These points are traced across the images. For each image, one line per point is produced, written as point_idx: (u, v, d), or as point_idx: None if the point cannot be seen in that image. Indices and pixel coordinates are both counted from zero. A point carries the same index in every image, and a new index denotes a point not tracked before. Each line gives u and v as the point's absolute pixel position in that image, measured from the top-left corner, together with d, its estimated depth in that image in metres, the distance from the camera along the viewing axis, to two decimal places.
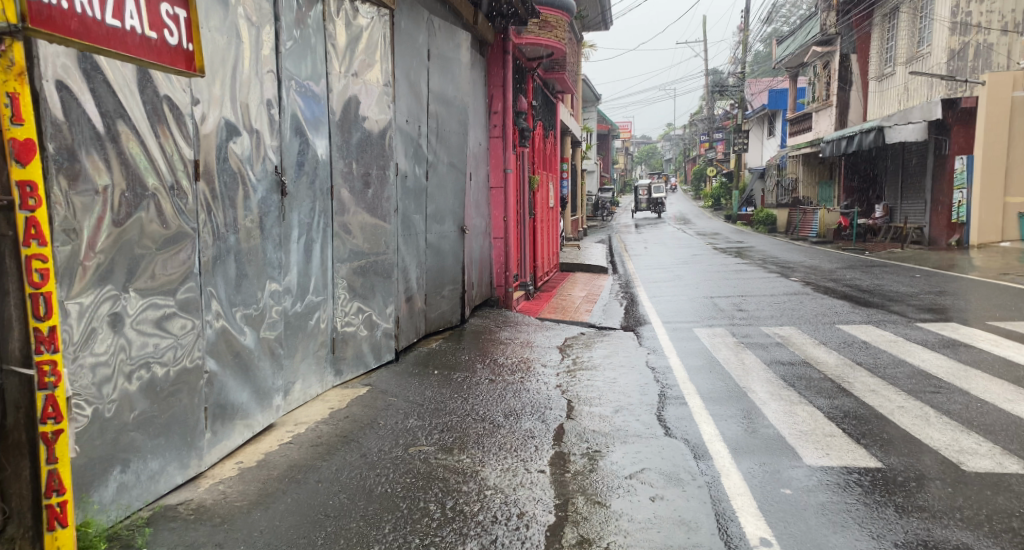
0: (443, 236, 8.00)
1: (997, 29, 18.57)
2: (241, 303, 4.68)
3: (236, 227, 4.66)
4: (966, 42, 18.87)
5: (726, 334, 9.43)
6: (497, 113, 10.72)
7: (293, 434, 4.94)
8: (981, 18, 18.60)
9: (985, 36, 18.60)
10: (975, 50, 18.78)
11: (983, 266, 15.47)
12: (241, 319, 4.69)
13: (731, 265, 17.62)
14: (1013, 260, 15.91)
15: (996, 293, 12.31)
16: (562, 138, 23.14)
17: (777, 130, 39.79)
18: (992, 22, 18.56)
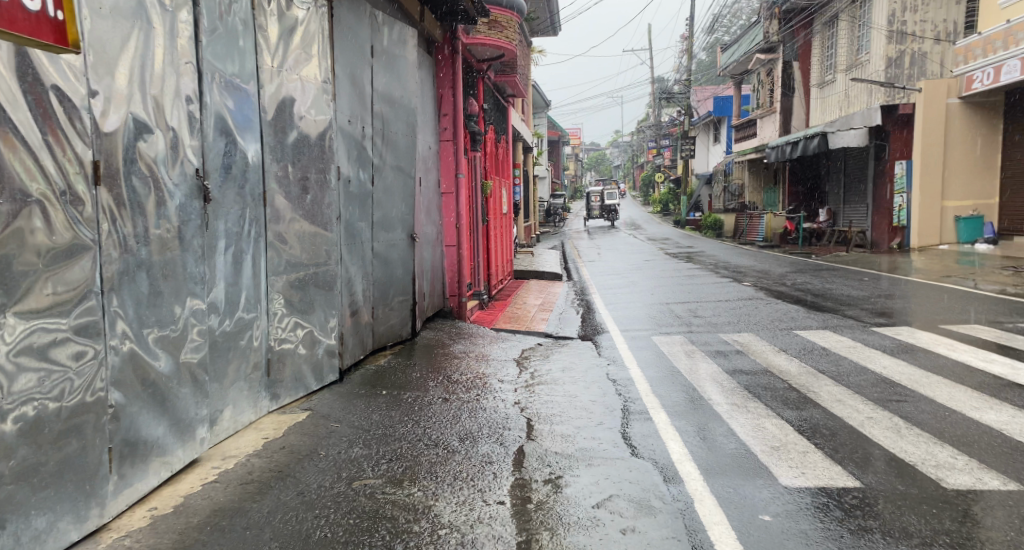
0: (391, 245, 7.54)
1: (930, 39, 18.63)
2: (155, 323, 4.20)
3: (148, 239, 4.18)
4: (902, 49, 18.92)
5: (687, 342, 9.15)
6: (446, 115, 10.34)
7: (220, 471, 4.45)
8: (915, 27, 18.75)
9: (919, 44, 18.65)
10: (910, 58, 18.85)
11: (925, 269, 15.61)
12: (156, 342, 4.20)
13: (686, 270, 17.43)
14: (952, 263, 16.09)
15: (942, 295, 12.36)
16: (514, 144, 22.85)
17: (722, 136, 40.14)
18: (926, 32, 18.69)
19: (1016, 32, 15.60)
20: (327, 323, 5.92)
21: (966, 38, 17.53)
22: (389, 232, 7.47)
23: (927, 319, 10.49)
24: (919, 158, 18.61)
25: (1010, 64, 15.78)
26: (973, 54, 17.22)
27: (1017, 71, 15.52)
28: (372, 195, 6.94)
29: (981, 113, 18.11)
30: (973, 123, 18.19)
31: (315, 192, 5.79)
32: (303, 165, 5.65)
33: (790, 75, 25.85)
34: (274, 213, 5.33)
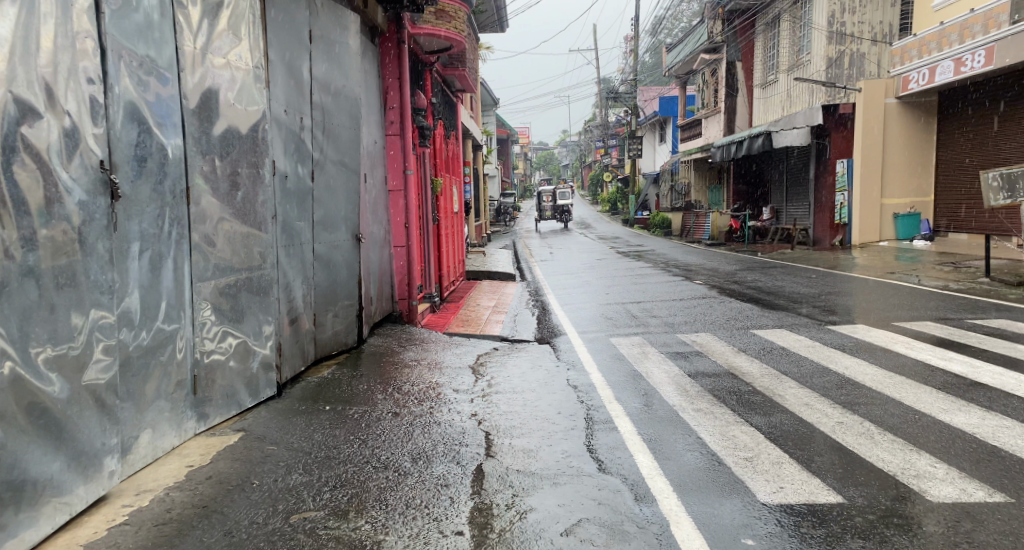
0: (331, 246, 7.03)
1: (868, 39, 18.73)
2: (46, 340, 3.68)
3: (36, 242, 3.67)
4: (841, 50, 19.00)
5: (645, 344, 8.82)
6: (394, 108, 9.87)
7: (133, 509, 3.95)
8: (854, 28, 18.80)
9: (858, 45, 18.74)
10: (849, 58, 18.89)
11: (865, 266, 15.59)
12: (47, 362, 3.68)
13: (638, 269, 17.15)
14: (891, 259, 16.13)
15: (887, 292, 12.18)
16: (463, 143, 22.45)
17: (667, 136, 40.24)
18: (864, 33, 18.77)
19: (949, 33, 15.77)
20: (263, 333, 5.42)
21: (902, 39, 17.65)
22: (329, 234, 6.96)
23: (876, 317, 10.11)
24: (859, 157, 18.53)
25: (944, 65, 15.93)
26: (909, 55, 17.32)
27: (951, 72, 15.69)
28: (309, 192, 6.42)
29: (918, 110, 18.20)
30: (910, 120, 18.25)
31: (247, 188, 5.29)
32: (233, 159, 5.15)
33: (734, 76, 25.90)
34: (198, 212, 4.83)
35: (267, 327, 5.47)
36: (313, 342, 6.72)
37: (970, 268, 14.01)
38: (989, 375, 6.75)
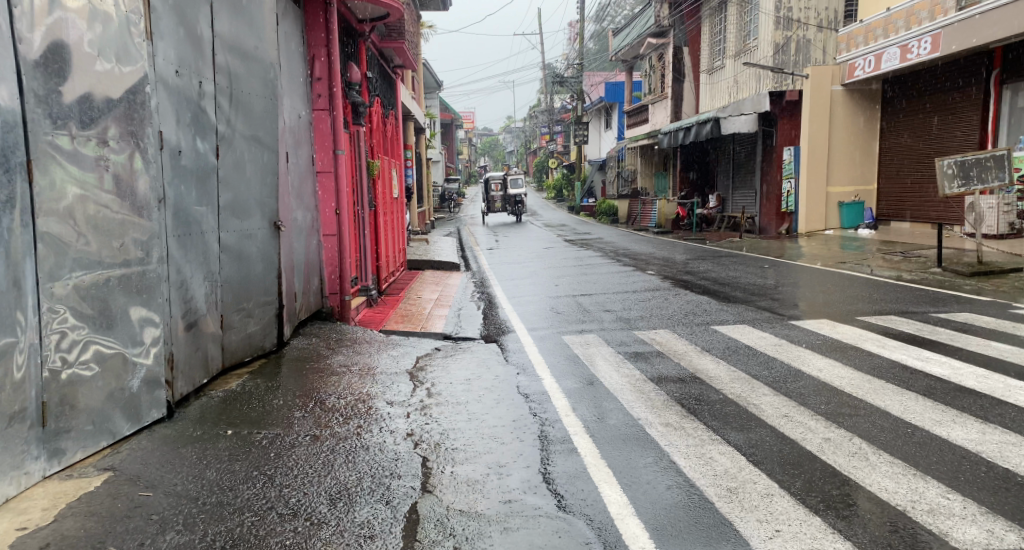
0: (228, 237, 6.26)
1: (814, 25, 17.30)
2: None
3: None
4: (788, 36, 17.60)
5: (600, 342, 8.06)
6: (321, 80, 9.05)
7: None
8: (800, 14, 17.39)
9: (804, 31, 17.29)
10: (796, 45, 17.49)
11: (811, 256, 14.81)
12: None
13: (586, 260, 16.37)
14: (836, 247, 15.57)
15: (841, 282, 11.00)
16: (404, 126, 21.48)
17: (614, 122, 39.50)
18: (810, 19, 17.34)
19: (896, 19, 14.95)
20: (145, 340, 4.66)
21: (848, 25, 16.68)
22: (219, 219, 6.11)
23: (820, 313, 8.86)
24: (806, 145, 17.33)
25: (889, 52, 15.04)
26: (855, 42, 16.36)
27: (897, 58, 14.81)
28: (193, 172, 5.56)
29: (864, 99, 17.18)
30: (856, 109, 17.19)
31: (119, 166, 4.46)
32: (96, 130, 4.30)
33: (681, 60, 25.19)
34: (45, 198, 4.02)
35: (150, 333, 4.69)
36: (217, 348, 6.08)
37: (920, 257, 12.67)
38: (974, 377, 5.73)
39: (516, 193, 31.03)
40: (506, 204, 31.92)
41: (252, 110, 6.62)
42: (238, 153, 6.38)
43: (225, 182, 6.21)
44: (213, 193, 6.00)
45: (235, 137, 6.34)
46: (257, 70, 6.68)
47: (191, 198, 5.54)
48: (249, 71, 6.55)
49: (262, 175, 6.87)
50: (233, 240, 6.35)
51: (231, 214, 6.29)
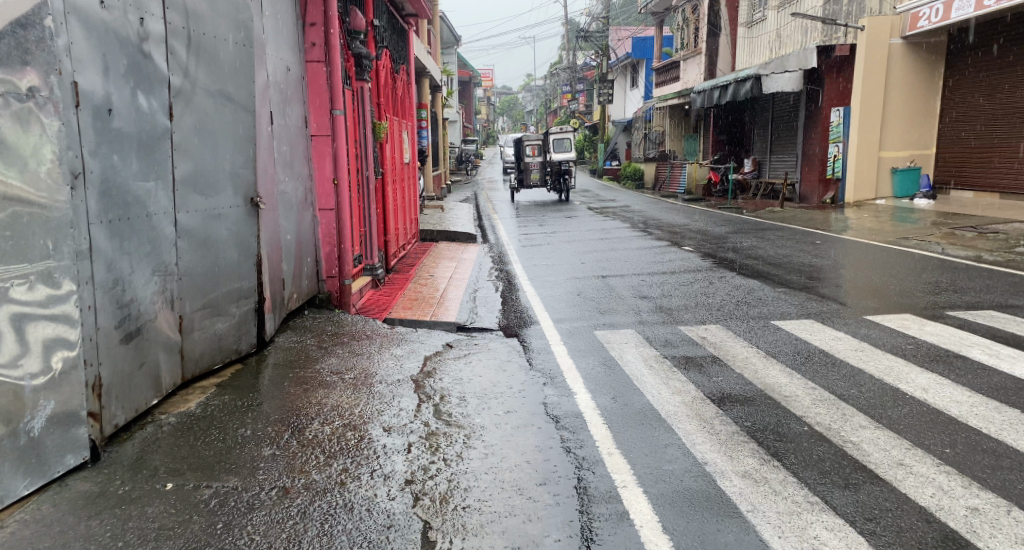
0: (186, 218, 5.13)
1: None
2: None
3: None
4: None
5: (643, 342, 6.81)
6: (316, 25, 7.83)
7: None
8: None
9: None
10: None
11: (861, 229, 13.34)
12: None
13: (602, 230, 15.34)
14: (888, 218, 14.09)
15: (911, 263, 9.54)
16: (418, 82, 20.16)
17: (641, 80, 37.72)
18: None
19: None
20: (43, 358, 3.56)
21: None
22: (172, 197, 4.98)
23: (899, 303, 7.40)
24: (857, 106, 15.89)
25: None
26: None
27: (971, 6, 13.09)
28: (127, 137, 4.40)
29: (926, 54, 15.48)
30: (916, 65, 15.56)
31: None
32: None
33: (717, 14, 23.47)
34: None
35: (50, 350, 3.60)
36: (178, 357, 4.97)
37: (997, 234, 11.17)
38: None
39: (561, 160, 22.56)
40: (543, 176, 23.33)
41: (214, 60, 5.45)
42: (197, 113, 5.23)
43: (180, 151, 5.07)
44: (163, 162, 4.87)
45: (192, 93, 5.19)
46: (219, 12, 5.51)
47: (127, 171, 4.40)
48: (205, 11, 5.36)
49: (233, 140, 5.70)
50: (194, 222, 5.22)
51: (190, 189, 5.14)
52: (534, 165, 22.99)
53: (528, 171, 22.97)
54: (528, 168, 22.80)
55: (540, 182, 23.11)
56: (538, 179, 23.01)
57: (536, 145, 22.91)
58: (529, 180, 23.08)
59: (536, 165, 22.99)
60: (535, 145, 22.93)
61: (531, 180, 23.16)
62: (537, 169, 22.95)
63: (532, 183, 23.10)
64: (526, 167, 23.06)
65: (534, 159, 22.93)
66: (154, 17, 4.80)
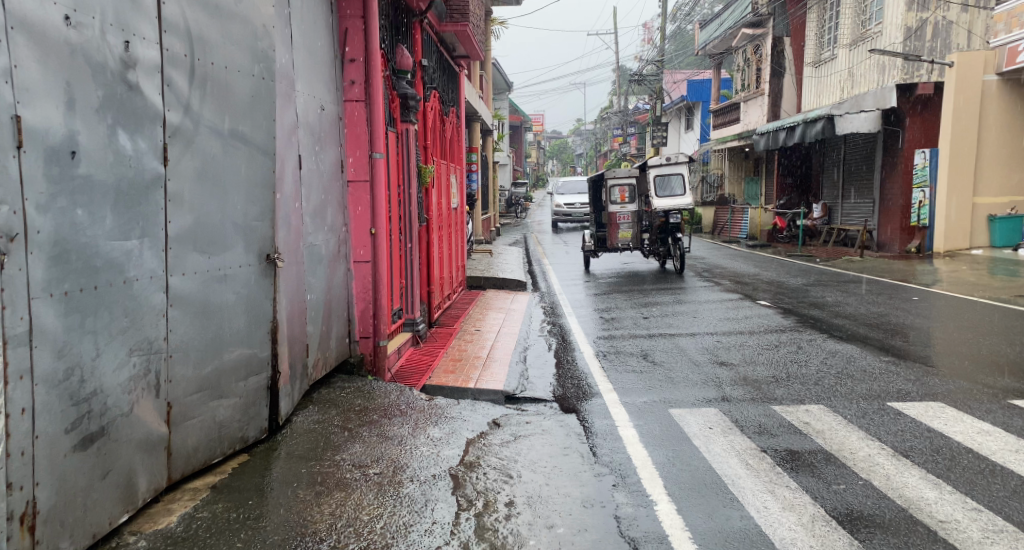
0: (183, 282, 4.20)
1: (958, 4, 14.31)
2: None
3: None
4: (924, 19, 14.73)
5: (731, 428, 5.66)
6: (356, 62, 7.00)
7: None
8: None
9: (945, 11, 14.40)
10: (933, 28, 14.67)
11: (958, 282, 11.99)
12: None
13: (661, 279, 14.18)
14: (987, 270, 12.70)
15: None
16: (469, 126, 19.39)
17: (697, 123, 36.63)
18: None
19: None
20: None
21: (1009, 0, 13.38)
22: (163, 259, 4.05)
23: None
24: (946, 147, 14.69)
25: None
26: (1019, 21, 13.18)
27: None
28: (97, 189, 3.51)
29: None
30: (1013, 103, 14.42)
31: None
32: None
33: (781, 54, 22.41)
34: None
35: None
36: (164, 454, 4.06)
37: None
38: None
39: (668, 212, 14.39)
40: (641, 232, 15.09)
41: (225, 94, 4.50)
42: (200, 157, 4.30)
43: (177, 204, 4.14)
44: (154, 217, 3.96)
45: (195, 133, 4.26)
46: (234, 37, 4.56)
47: (99, 231, 3.51)
48: (215, 36, 4.45)
49: (247, 189, 4.76)
50: (192, 286, 4.28)
51: (185, 249, 4.22)
52: (622, 219, 15.10)
53: (612, 227, 15.24)
54: (615, 221, 15.19)
55: (632, 243, 15.31)
56: (628, 240, 15.25)
57: (627, 188, 15.13)
58: (614, 240, 15.38)
59: (625, 218, 15.10)
60: (625, 186, 15.19)
61: (616, 240, 15.34)
62: (628, 224, 15.14)
63: (618, 245, 15.28)
64: (611, 221, 15.28)
65: (622, 210, 15.12)
66: (150, 43, 3.90)
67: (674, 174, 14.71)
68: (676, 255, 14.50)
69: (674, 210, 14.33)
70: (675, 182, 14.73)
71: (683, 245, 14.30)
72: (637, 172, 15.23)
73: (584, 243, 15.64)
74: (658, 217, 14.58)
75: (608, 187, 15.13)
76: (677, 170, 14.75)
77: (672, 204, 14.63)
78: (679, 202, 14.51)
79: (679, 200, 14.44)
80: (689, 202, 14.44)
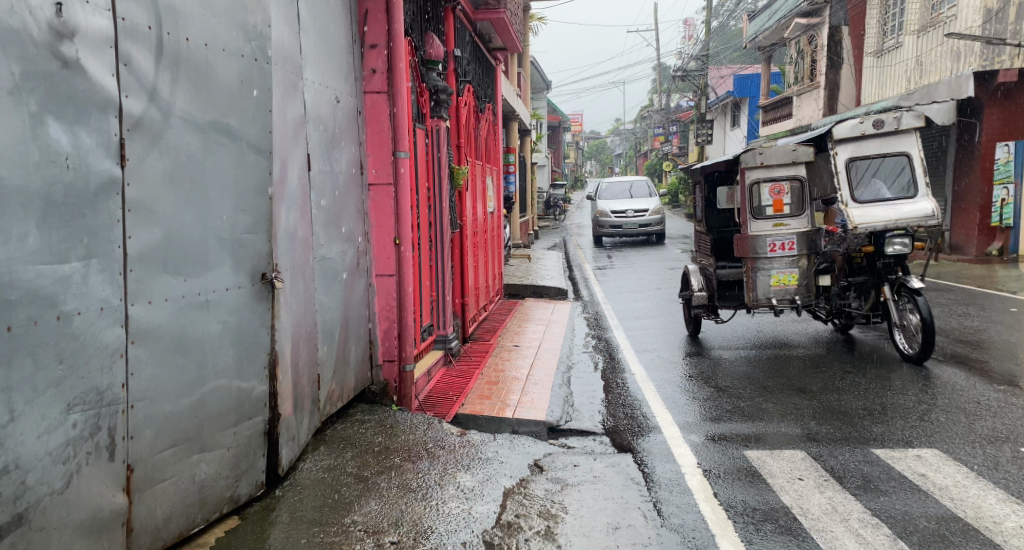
0: (150, 314, 3.29)
1: None
2: None
3: None
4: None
5: (828, 483, 4.79)
6: (377, 48, 6.11)
7: None
8: None
9: None
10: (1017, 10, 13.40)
11: None
12: None
13: (779, 331, 9.38)
14: None
15: None
16: (506, 125, 18.46)
17: (743, 120, 35.35)
18: None
19: None
20: None
21: None
22: (122, 285, 3.16)
23: None
24: None
25: None
26: None
27: None
28: None
29: None
30: None
31: None
32: None
33: (839, 44, 21.12)
34: None
35: None
36: (121, 532, 3.16)
37: None
38: None
39: (893, 233, 7.18)
40: (813, 274, 7.66)
41: (206, 77, 3.58)
42: (173, 155, 3.40)
43: (142, 215, 3.24)
44: (105, 233, 3.06)
45: (166, 126, 3.35)
46: (217, 6, 3.64)
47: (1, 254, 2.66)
48: (197, 6, 3.54)
49: (237, 194, 3.84)
50: (162, 318, 3.37)
51: (152, 271, 3.32)
52: (782, 247, 7.67)
53: (756, 266, 7.69)
54: (764, 255, 7.64)
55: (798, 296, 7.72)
56: (791, 290, 7.60)
57: (787, 186, 7.72)
58: (758, 292, 7.67)
59: (789, 246, 7.63)
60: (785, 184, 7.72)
61: (760, 293, 7.65)
62: (793, 259, 7.61)
63: (768, 298, 7.63)
64: (747, 252, 7.76)
65: (780, 236, 7.63)
66: (98, 10, 3.02)
67: (887, 163, 7.77)
68: (904, 323, 7.28)
69: (894, 230, 7.21)
70: (884, 175, 7.77)
71: (920, 301, 7.10)
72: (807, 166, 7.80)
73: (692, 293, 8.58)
74: (860, 243, 7.42)
75: (753, 185, 7.72)
76: (893, 155, 7.77)
77: (895, 215, 7.42)
78: (903, 211, 7.48)
79: (910, 206, 7.45)
80: (927, 210, 7.41)
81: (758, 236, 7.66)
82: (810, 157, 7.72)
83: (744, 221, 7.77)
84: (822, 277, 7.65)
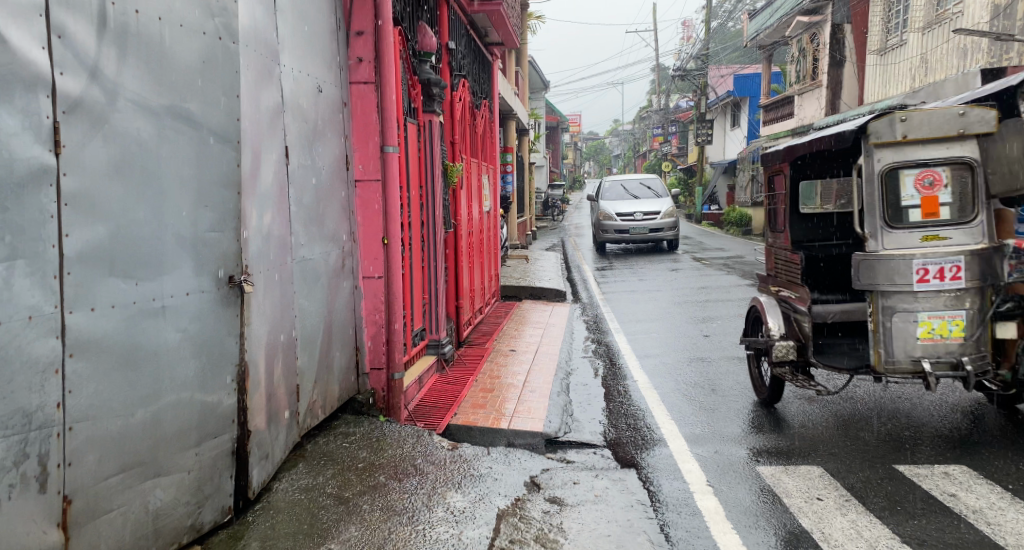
0: (92, 322, 2.92)
1: None
2: None
3: None
4: None
5: (851, 504, 4.39)
6: (363, 35, 5.72)
7: None
8: None
9: None
10: None
11: None
12: None
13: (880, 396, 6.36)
14: None
15: None
16: (505, 124, 18.10)
17: (744, 120, 34.96)
18: None
19: None
20: None
21: None
22: (56, 289, 2.80)
23: None
24: None
25: None
26: None
27: None
28: None
29: None
30: None
31: None
32: None
33: (841, 42, 20.73)
34: None
35: None
36: None
37: None
38: None
39: None
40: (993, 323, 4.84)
41: (161, 55, 3.20)
42: (120, 142, 3.02)
43: (82, 210, 2.88)
44: (34, 230, 2.72)
45: (110, 109, 2.98)
46: None
47: None
48: None
49: (200, 187, 3.45)
50: (107, 327, 2.99)
51: (96, 272, 2.95)
52: (943, 275, 4.83)
53: (902, 308, 4.87)
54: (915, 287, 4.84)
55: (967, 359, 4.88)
56: (954, 345, 4.81)
57: (945, 175, 4.88)
58: (900, 350, 4.90)
59: (952, 274, 4.82)
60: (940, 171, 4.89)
61: (896, 353, 4.90)
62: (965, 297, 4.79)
63: (912, 359, 4.86)
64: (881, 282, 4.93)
65: (932, 258, 4.83)
66: None
67: None
68: None
69: None
70: None
71: None
72: (982, 143, 4.86)
73: (766, 339, 5.69)
74: None
75: (888, 175, 4.92)
76: None
77: None
78: None
79: None
80: None
81: (901, 256, 4.84)
82: (992, 130, 4.77)
83: (864, 234, 5.01)
84: (1006, 325, 4.82)
